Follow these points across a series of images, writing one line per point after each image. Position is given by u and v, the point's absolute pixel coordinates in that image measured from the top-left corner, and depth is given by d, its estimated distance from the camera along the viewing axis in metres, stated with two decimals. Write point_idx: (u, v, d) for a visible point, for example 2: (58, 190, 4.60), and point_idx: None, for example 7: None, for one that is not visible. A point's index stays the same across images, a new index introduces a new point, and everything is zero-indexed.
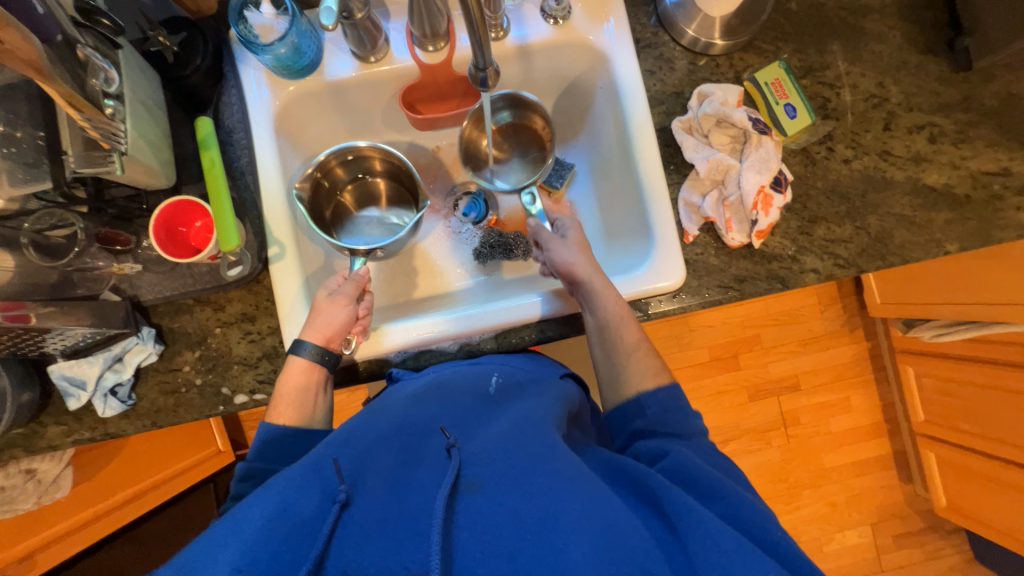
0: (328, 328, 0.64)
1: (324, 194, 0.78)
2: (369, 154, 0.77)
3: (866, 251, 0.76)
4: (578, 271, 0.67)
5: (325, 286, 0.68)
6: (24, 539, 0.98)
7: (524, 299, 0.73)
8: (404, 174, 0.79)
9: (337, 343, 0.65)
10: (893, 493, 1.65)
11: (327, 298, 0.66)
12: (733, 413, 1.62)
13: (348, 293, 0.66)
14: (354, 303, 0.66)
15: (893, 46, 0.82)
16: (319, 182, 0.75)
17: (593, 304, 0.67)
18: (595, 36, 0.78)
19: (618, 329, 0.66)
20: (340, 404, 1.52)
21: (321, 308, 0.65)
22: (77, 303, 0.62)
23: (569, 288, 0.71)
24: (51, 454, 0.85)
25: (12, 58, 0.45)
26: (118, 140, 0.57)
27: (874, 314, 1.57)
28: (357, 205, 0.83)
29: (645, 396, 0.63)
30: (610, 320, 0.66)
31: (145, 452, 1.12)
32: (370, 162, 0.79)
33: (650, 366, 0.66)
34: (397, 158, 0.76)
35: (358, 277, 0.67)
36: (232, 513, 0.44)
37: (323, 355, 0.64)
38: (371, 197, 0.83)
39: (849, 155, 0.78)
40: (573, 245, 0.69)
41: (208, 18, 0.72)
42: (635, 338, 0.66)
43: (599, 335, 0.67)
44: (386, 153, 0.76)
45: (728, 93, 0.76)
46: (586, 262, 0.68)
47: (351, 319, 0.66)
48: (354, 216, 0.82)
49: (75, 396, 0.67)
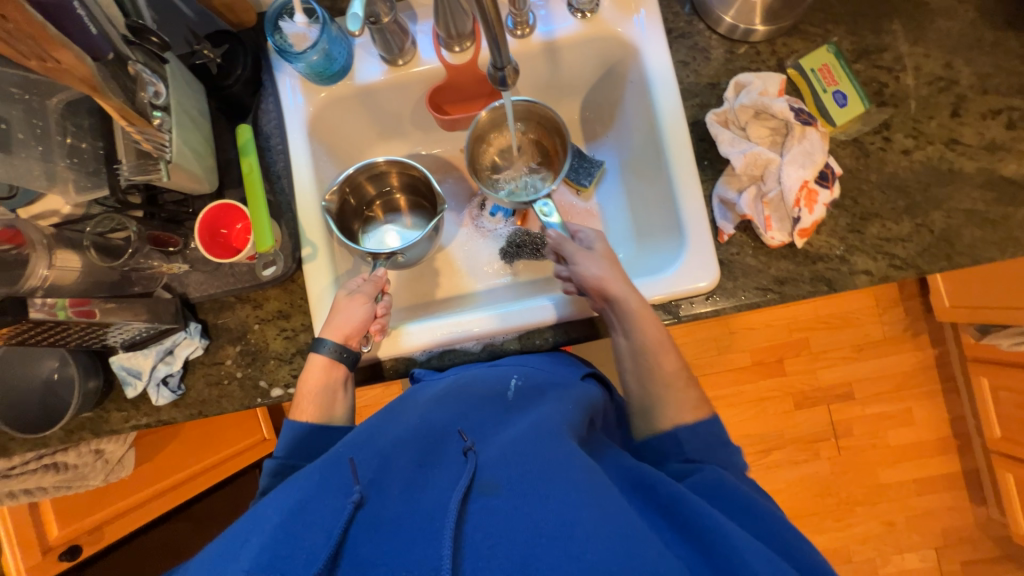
0: (346, 325, 0.66)
1: (351, 209, 0.80)
2: (387, 169, 0.79)
3: (928, 250, 0.69)
4: (609, 287, 0.65)
5: (346, 285, 0.70)
6: (95, 512, 1.10)
7: (536, 304, 0.72)
8: (421, 183, 0.80)
9: (356, 341, 0.67)
10: (962, 515, 1.50)
11: (346, 295, 0.68)
12: (777, 420, 1.53)
13: (366, 292, 0.68)
14: (371, 302, 0.68)
15: (964, 22, 0.73)
16: (347, 196, 0.78)
17: (629, 326, 0.65)
18: (624, 28, 0.75)
19: (656, 355, 0.64)
20: (375, 397, 1.58)
21: (340, 305, 0.67)
22: (134, 299, 0.67)
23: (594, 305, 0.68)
24: (116, 436, 0.93)
25: (68, 75, 0.49)
26: (164, 149, 0.62)
27: (942, 319, 1.42)
28: (384, 216, 0.85)
29: (685, 433, 0.60)
30: (647, 345, 0.64)
31: (197, 437, 1.20)
32: (389, 177, 0.81)
33: (690, 400, 0.63)
34: (414, 169, 0.78)
35: (376, 279, 0.70)
36: (254, 510, 0.47)
37: (342, 352, 0.65)
38: (395, 209, 0.85)
39: (909, 145, 0.71)
40: (601, 258, 0.67)
41: (248, 30, 0.76)
42: (676, 365, 0.65)
43: (633, 359, 0.65)
44: (402, 165, 0.78)
45: (769, 82, 0.71)
46: (616, 276, 0.65)
47: (368, 317, 0.67)
48: (382, 227, 0.85)
49: (132, 385, 0.73)
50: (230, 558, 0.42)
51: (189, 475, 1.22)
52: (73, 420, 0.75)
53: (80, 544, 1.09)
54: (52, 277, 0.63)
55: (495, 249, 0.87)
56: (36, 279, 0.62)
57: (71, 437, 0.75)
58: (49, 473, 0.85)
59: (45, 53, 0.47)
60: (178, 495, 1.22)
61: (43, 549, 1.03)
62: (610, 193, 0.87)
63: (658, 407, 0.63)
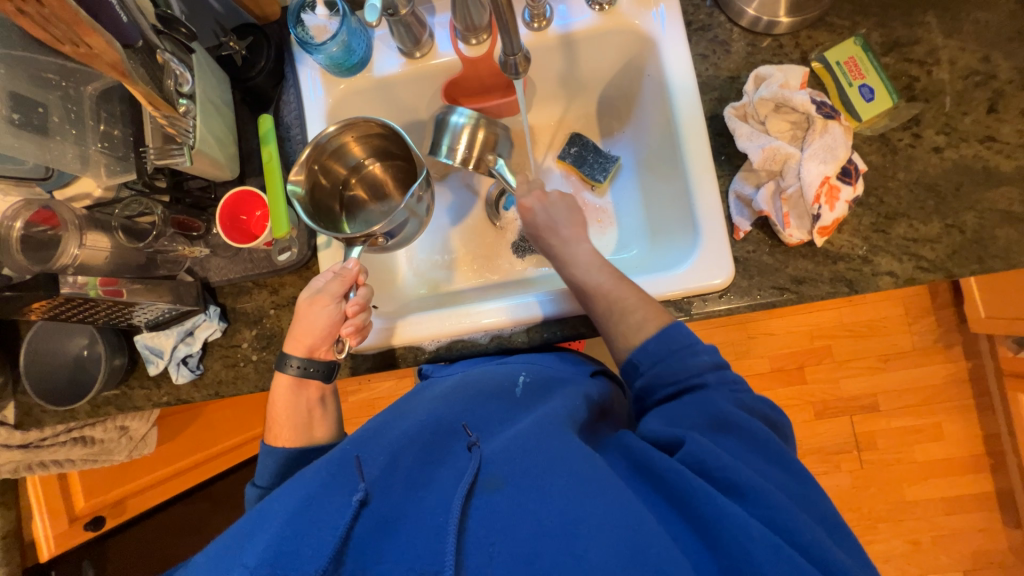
0: (307, 336, 0.65)
1: (329, 194, 0.75)
2: (345, 138, 0.72)
3: (958, 252, 0.65)
4: (546, 236, 0.71)
5: (313, 284, 0.67)
6: (120, 485, 1.16)
7: (527, 299, 0.72)
8: (390, 145, 0.74)
9: (325, 351, 0.66)
10: (993, 538, 1.42)
11: (309, 298, 0.65)
12: (796, 430, 1.48)
13: (332, 291, 0.65)
14: (337, 301, 0.65)
15: (1004, 14, 0.70)
16: (320, 179, 0.72)
17: (568, 269, 0.68)
18: (642, 21, 0.74)
19: (595, 295, 0.65)
20: (388, 389, 1.61)
21: (303, 311, 0.65)
22: (160, 282, 0.70)
23: (556, 262, 0.71)
24: (141, 414, 0.95)
25: (99, 61, 0.52)
26: (188, 135, 0.64)
27: (977, 330, 1.36)
28: (371, 196, 0.79)
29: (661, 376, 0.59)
30: (586, 285, 0.66)
31: (218, 420, 1.27)
32: (352, 150, 0.74)
33: (635, 319, 0.62)
34: (373, 123, 0.70)
35: (343, 274, 0.65)
36: (259, 506, 0.47)
37: (308, 367, 0.65)
38: (377, 185, 0.79)
39: (940, 143, 0.68)
40: (545, 204, 0.71)
41: (273, 24, 0.78)
42: (616, 299, 0.64)
43: (582, 298, 0.67)
44: (360, 126, 0.70)
45: (790, 75, 0.69)
46: (551, 226, 0.70)
47: (336, 319, 0.65)
48: (368, 208, 0.79)
49: (155, 363, 0.76)
50: (238, 551, 0.43)
51: (207, 456, 1.28)
52: (99, 395, 0.78)
53: (103, 516, 1.14)
54: (82, 257, 0.65)
55: (507, 247, 0.87)
56: (66, 258, 0.65)
57: (98, 413, 0.79)
58: (77, 446, 0.89)
59: (78, 38, 0.49)
60: (192, 476, 1.28)
61: (69, 518, 1.08)
62: (625, 191, 0.87)
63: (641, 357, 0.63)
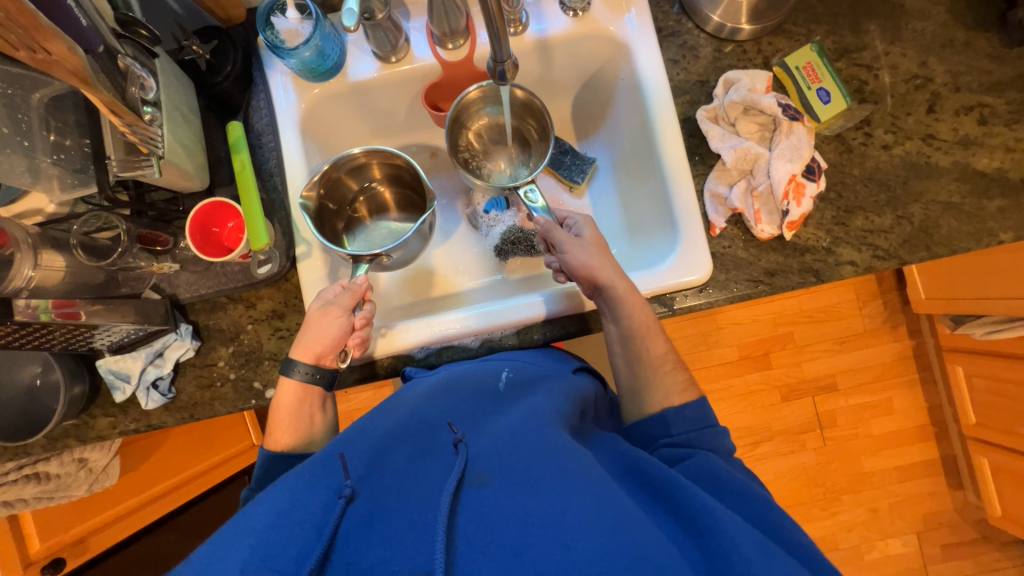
0: (317, 344, 0.63)
1: (334, 209, 0.76)
2: (367, 160, 0.73)
3: (909, 241, 0.71)
4: (598, 274, 0.65)
5: (323, 295, 0.66)
6: (78, 524, 1.07)
7: (529, 299, 0.73)
8: (406, 173, 0.76)
9: (329, 360, 0.65)
10: (940, 500, 1.55)
11: (320, 309, 0.64)
12: (765, 414, 1.56)
13: (343, 304, 0.64)
14: (348, 314, 0.64)
15: (937, 23, 0.77)
16: (326, 195, 0.73)
17: (616, 312, 0.65)
18: (616, 27, 0.77)
19: (643, 340, 0.65)
20: (366, 400, 1.57)
21: (314, 320, 0.64)
22: (121, 302, 0.65)
23: (592, 296, 0.67)
24: (101, 444, 0.89)
25: (60, 67, 0.48)
26: (156, 144, 0.61)
27: (920, 311, 1.48)
28: (372, 216, 0.81)
29: (672, 413, 0.61)
30: (634, 329, 0.65)
31: (186, 443, 1.18)
32: (370, 170, 0.76)
33: (677, 382, 0.64)
34: (398, 157, 0.72)
35: (356, 288, 0.65)
36: (241, 512, 0.46)
37: (314, 374, 0.63)
38: (382, 207, 0.82)
39: (888, 141, 0.74)
40: (590, 245, 0.67)
41: (238, 27, 0.75)
42: (662, 350, 0.65)
43: (621, 343, 0.66)
44: (383, 154, 0.72)
45: (756, 79, 0.74)
46: (606, 263, 0.66)
47: (345, 330, 0.64)
48: (368, 227, 0.81)
49: (121, 389, 0.70)
50: (219, 559, 0.41)
51: (174, 484, 1.20)
52: (57, 427, 0.72)
53: (63, 557, 1.05)
54: (37, 278, 0.61)
55: (489, 250, 0.87)
56: (19, 279, 0.59)
57: (56, 446, 0.73)
58: (30, 483, 0.83)
59: (36, 44, 0.46)
60: (160, 506, 1.19)
61: (25, 562, 0.98)
62: (602, 191, 0.88)
63: (668, 405, 0.63)
